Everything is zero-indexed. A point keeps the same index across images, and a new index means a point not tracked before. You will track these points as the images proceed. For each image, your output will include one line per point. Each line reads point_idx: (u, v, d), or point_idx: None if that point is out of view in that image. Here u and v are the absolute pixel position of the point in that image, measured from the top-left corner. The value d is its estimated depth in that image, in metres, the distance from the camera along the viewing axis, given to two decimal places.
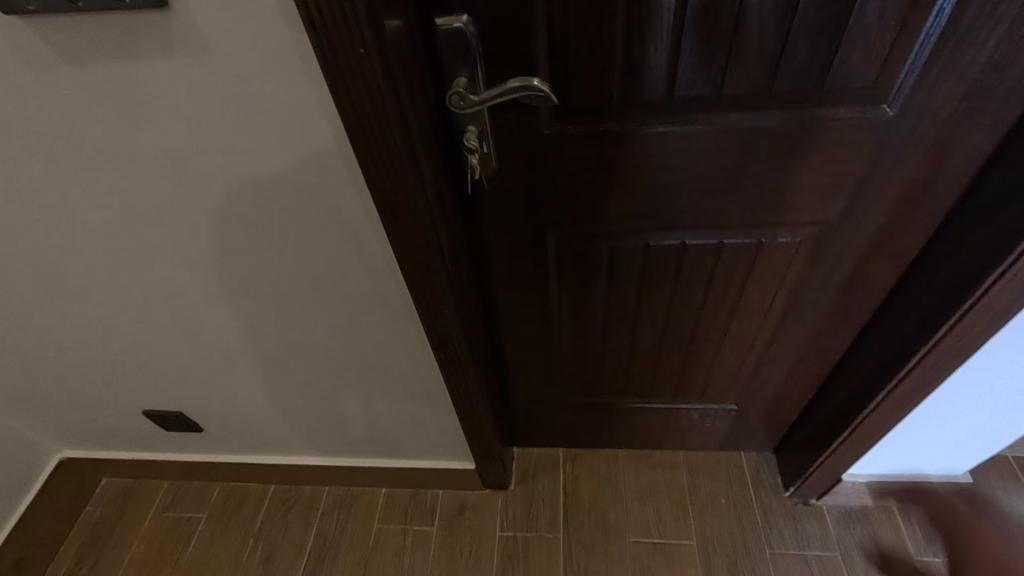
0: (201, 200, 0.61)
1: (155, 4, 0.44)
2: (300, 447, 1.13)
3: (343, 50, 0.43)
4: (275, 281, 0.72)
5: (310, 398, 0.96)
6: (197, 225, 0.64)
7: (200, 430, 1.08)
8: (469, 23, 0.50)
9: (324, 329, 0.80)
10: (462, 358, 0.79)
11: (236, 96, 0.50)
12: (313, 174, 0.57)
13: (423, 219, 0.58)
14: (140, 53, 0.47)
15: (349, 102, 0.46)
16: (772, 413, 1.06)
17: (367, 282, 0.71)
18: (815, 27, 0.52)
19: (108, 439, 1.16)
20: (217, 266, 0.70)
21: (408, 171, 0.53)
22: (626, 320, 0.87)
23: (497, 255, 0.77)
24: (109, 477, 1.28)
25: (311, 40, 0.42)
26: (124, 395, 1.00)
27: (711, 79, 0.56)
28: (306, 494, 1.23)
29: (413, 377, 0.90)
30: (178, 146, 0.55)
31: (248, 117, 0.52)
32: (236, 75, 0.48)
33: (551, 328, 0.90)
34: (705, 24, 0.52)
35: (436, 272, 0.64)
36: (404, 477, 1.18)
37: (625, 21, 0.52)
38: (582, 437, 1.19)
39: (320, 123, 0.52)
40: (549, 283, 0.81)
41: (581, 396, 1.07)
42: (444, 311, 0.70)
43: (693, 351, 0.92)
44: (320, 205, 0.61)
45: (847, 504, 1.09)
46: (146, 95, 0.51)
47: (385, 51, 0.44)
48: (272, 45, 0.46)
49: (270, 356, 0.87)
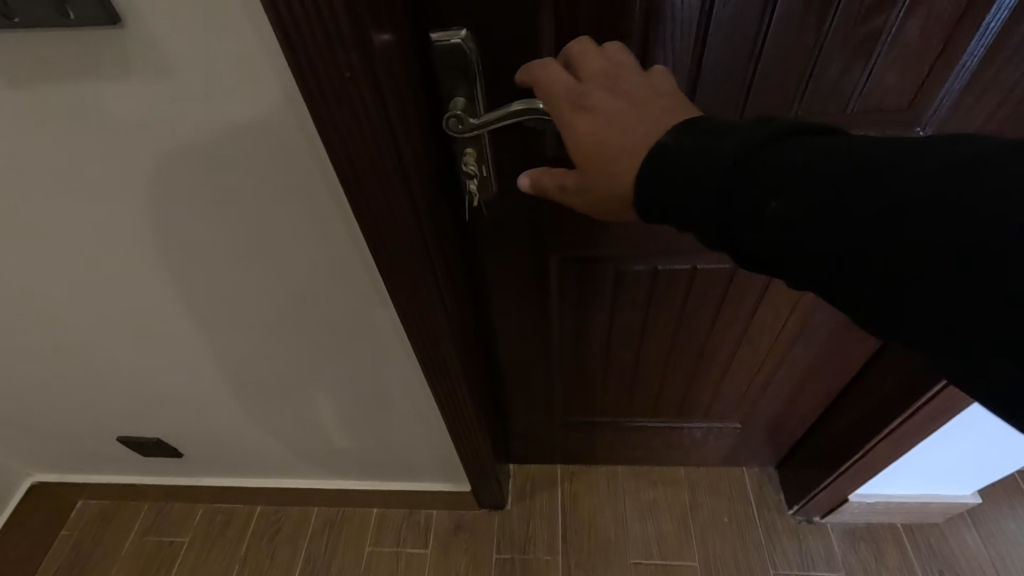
0: (172, 225, 0.56)
1: (106, 21, 0.38)
2: (288, 468, 1.09)
3: (327, 74, 0.38)
4: (255, 307, 0.67)
5: (297, 420, 0.92)
6: (171, 250, 0.60)
7: (181, 454, 1.03)
8: (468, 39, 0.46)
9: (309, 353, 0.75)
10: (458, 385, 0.75)
11: (205, 119, 0.45)
12: (293, 200, 0.53)
13: (417, 250, 0.53)
14: (94, 73, 0.42)
15: (334, 129, 0.41)
16: (777, 430, 1.04)
17: (354, 308, 0.67)
18: (850, 46, 0.47)
19: (83, 462, 1.10)
20: (192, 292, 0.66)
21: (402, 202, 0.48)
22: (631, 342, 0.84)
23: (497, 278, 0.72)
24: (85, 498, 1.22)
25: (290, 62, 0.37)
26: (98, 420, 0.94)
27: (732, 100, 0.52)
28: (295, 515, 1.18)
29: (405, 401, 0.85)
30: (144, 170, 0.50)
31: (219, 141, 0.47)
32: (203, 97, 0.43)
33: (551, 349, 0.86)
34: (728, 41, 0.48)
35: (431, 302, 0.60)
36: (397, 497, 1.14)
37: (642, 38, 0.48)
38: (581, 453, 1.15)
39: (301, 147, 0.48)
40: (551, 306, 0.77)
41: (580, 414, 1.03)
42: (440, 340, 0.66)
43: (699, 371, 0.90)
44: (302, 230, 0.56)
45: (853, 522, 1.07)
46: (104, 116, 0.46)
47: (375, 75, 0.39)
48: (243, 65, 0.41)
49: (253, 379, 0.82)
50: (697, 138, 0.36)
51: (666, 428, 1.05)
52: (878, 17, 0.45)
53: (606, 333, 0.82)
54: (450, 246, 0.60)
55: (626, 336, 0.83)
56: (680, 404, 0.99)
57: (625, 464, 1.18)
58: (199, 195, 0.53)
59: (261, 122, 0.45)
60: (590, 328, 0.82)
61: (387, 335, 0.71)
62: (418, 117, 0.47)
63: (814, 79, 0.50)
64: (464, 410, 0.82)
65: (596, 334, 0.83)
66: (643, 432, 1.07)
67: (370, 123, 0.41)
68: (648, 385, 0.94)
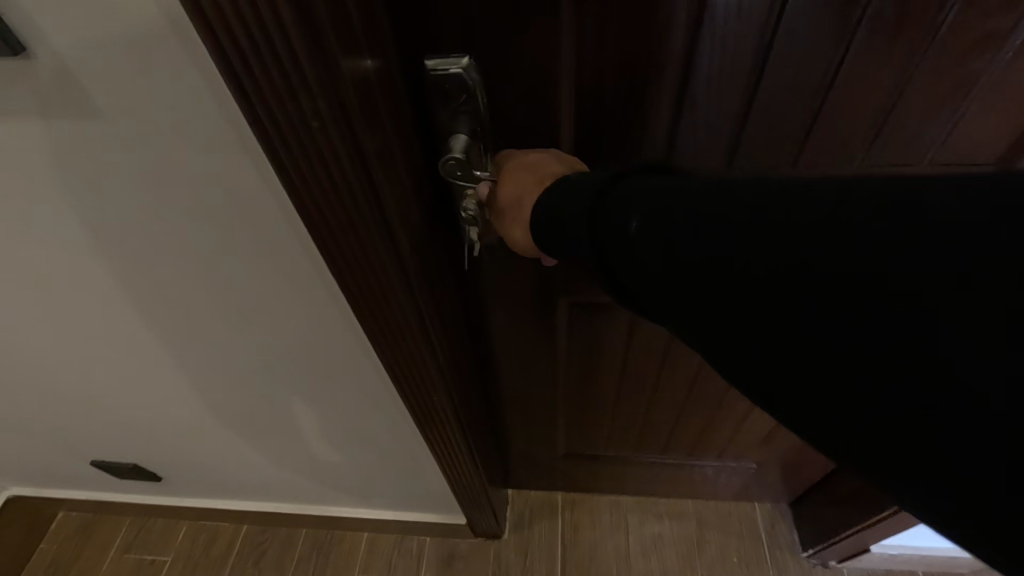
0: (120, 264, 0.51)
1: (9, 54, 0.33)
2: (274, 491, 1.03)
3: (289, 122, 0.31)
4: (222, 343, 0.62)
5: (282, 446, 0.86)
6: (122, 287, 0.54)
7: (160, 475, 0.98)
8: (471, 69, 0.41)
9: (284, 386, 0.70)
10: (451, 427, 0.70)
11: (144, 158, 0.40)
12: (253, 245, 0.47)
13: (403, 303, 0.47)
14: (11, 106, 0.37)
15: (301, 182, 0.35)
16: (794, 470, 0.97)
17: (328, 348, 0.61)
18: (940, 91, 0.44)
19: (59, 479, 1.05)
20: (150, 327, 0.60)
21: (384, 256, 0.41)
22: (643, 379, 0.78)
23: (500, 317, 0.67)
24: (66, 510, 1.17)
25: (242, 108, 0.31)
26: (69, 443, 0.89)
27: (792, 137, 0.49)
28: (281, 536, 1.13)
29: (394, 434, 0.80)
30: (89, 207, 0.45)
31: (162, 182, 0.42)
32: (139, 135, 0.38)
33: (557, 382, 0.80)
34: (792, 81, 0.45)
35: (418, 352, 0.54)
36: (388, 523, 1.08)
37: (685, 68, 0.44)
38: (584, 482, 1.09)
39: (258, 192, 0.42)
40: (558, 344, 0.72)
41: (583, 446, 0.98)
42: (430, 386, 0.60)
43: (715, 410, 0.84)
44: (265, 274, 0.50)
45: (871, 569, 1.01)
46: (29, 153, 0.40)
47: (352, 125, 0.33)
48: (183, 104, 0.36)
49: (230, 407, 0.77)
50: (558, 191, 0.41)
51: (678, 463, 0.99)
52: (980, 55, 0.42)
53: (616, 368, 0.77)
54: (448, 287, 0.55)
55: (640, 373, 0.77)
56: (689, 442, 0.93)
57: (630, 499, 1.12)
58: (160, 233, 0.47)
59: (225, 160, 0.39)
60: (601, 364, 0.76)
61: (375, 373, 0.65)
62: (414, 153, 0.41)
63: (892, 122, 0.47)
64: (460, 447, 0.76)
65: (607, 368, 0.77)
66: (652, 468, 1.01)
67: (349, 177, 0.35)
68: (659, 422, 0.88)
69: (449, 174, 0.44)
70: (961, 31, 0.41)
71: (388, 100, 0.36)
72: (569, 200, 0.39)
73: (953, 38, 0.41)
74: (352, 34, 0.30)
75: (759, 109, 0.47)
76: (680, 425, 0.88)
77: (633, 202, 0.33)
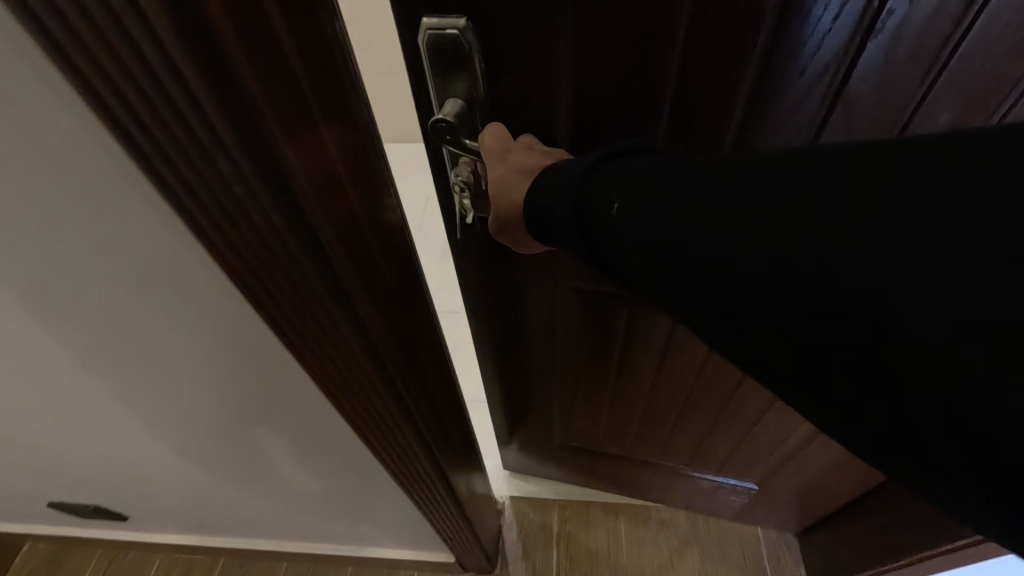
0: (25, 320, 0.44)
1: None
2: (249, 529, 0.97)
3: (176, 149, 0.28)
4: (159, 396, 0.56)
5: (252, 488, 0.81)
6: (35, 345, 0.48)
7: (126, 515, 0.92)
8: (467, 30, 0.51)
9: (239, 435, 0.64)
10: (423, 465, 0.65)
11: (26, 209, 0.34)
12: (174, 297, 0.41)
13: (341, 338, 0.43)
14: None
15: (200, 215, 0.31)
16: (778, 469, 1.02)
17: (280, 399, 0.55)
18: (966, 99, 0.47)
19: (18, 516, 0.98)
20: (75, 380, 0.54)
21: (310, 283, 0.38)
22: (623, 363, 0.92)
23: (506, 287, 0.80)
24: (29, 544, 1.10)
25: (118, 137, 0.28)
26: (24, 484, 0.82)
27: (807, 120, 0.52)
28: (261, 570, 1.07)
29: (371, 475, 0.74)
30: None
31: (54, 233, 0.35)
32: (17, 183, 0.32)
33: (568, 324, 0.85)
34: (807, 60, 0.48)
35: (370, 390, 0.50)
36: (374, 559, 1.02)
37: (687, 38, 0.49)
38: (577, 459, 1.18)
39: (165, 238, 0.36)
40: (553, 322, 0.86)
41: (576, 418, 1.08)
42: (391, 425, 0.55)
43: (693, 399, 0.95)
44: (194, 327, 0.44)
45: None
46: None
47: (247, 146, 0.30)
48: (62, 145, 0.30)
49: (189, 454, 0.70)
50: (544, 182, 0.51)
51: (685, 431, 1.03)
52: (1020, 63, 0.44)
53: (627, 313, 0.81)
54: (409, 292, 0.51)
55: (650, 320, 0.80)
56: (691, 409, 0.97)
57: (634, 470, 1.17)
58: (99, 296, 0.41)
59: (162, 210, 0.34)
60: (614, 308, 0.80)
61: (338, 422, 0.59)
62: (369, 146, 0.39)
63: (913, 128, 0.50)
64: (426, 479, 0.70)
65: (621, 314, 0.81)
66: (654, 435, 1.06)
67: (271, 193, 0.32)
68: (666, 380, 0.92)
69: (439, 134, 0.55)
70: (993, 37, 0.43)
71: (315, 108, 0.33)
72: (545, 182, 0.50)
73: (982, 43, 0.43)
74: (251, 50, 0.27)
75: (763, 107, 0.52)
76: (681, 390, 0.93)
77: (587, 197, 0.45)
